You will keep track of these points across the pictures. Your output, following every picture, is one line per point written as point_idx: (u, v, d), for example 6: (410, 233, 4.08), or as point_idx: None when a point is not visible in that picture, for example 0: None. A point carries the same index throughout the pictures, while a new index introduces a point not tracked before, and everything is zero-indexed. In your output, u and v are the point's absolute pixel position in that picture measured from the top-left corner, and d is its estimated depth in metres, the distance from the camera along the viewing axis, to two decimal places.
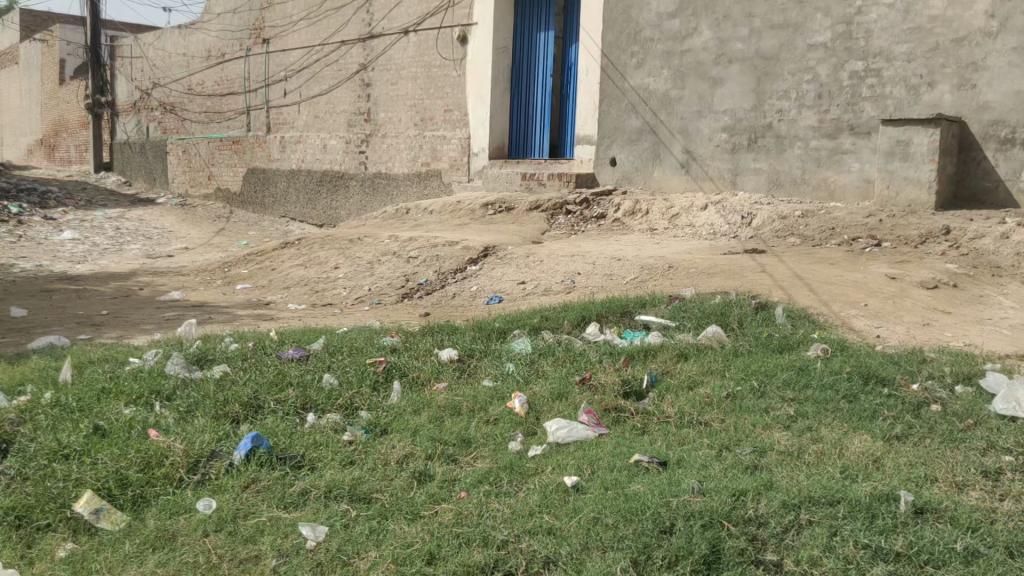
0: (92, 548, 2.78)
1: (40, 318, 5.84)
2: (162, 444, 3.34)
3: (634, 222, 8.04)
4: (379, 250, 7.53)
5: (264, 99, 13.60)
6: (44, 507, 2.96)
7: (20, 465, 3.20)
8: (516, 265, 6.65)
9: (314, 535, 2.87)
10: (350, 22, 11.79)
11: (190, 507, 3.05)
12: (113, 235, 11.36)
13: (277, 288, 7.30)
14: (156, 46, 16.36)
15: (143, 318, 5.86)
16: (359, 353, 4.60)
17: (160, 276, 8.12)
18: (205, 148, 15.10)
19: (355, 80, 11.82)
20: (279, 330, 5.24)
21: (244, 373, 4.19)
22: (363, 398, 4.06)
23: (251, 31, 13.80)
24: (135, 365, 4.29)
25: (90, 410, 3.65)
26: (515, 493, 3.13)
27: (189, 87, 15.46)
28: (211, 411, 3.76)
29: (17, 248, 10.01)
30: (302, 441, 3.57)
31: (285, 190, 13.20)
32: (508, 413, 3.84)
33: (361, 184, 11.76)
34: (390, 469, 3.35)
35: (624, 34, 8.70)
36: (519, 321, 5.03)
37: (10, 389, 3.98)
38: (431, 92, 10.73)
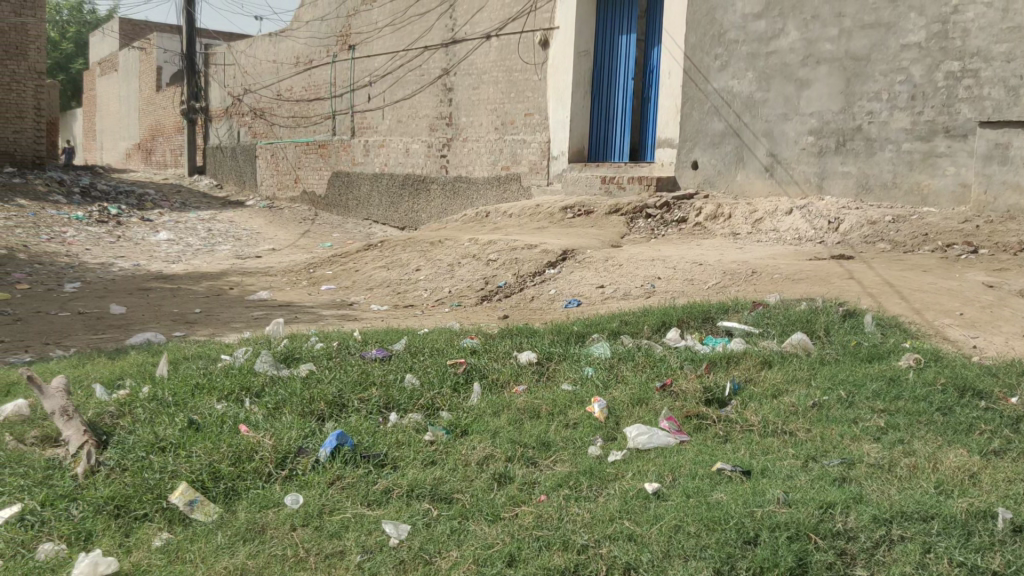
0: (186, 539, 2.87)
1: (137, 316, 6.10)
2: (252, 439, 3.44)
3: (715, 227, 7.93)
4: (459, 253, 7.61)
5: (349, 104, 13.91)
6: (141, 497, 3.06)
7: (119, 456, 3.31)
8: (595, 269, 6.64)
9: (397, 533, 2.92)
10: (433, 28, 11.94)
11: (278, 501, 3.14)
12: (205, 236, 11.78)
13: (360, 289, 7.46)
14: (247, 54, 16.90)
15: (232, 317, 6.06)
16: (439, 354, 4.67)
17: (249, 276, 8.39)
18: (292, 152, 15.51)
19: (438, 85, 11.98)
20: (362, 331, 5.35)
21: (329, 372, 4.29)
22: (444, 399, 4.12)
23: (337, 38, 14.12)
24: (226, 362, 4.44)
25: (185, 405, 3.80)
26: (595, 497, 3.12)
27: (278, 93, 15.91)
28: (298, 409, 3.87)
29: (116, 247, 10.47)
30: (385, 440, 3.64)
31: (368, 193, 13.46)
32: (588, 418, 3.84)
33: (441, 187, 11.92)
34: (470, 469, 3.39)
35: (708, 36, 8.60)
36: (598, 325, 5.02)
37: (111, 383, 4.16)
38: (512, 95, 10.79)
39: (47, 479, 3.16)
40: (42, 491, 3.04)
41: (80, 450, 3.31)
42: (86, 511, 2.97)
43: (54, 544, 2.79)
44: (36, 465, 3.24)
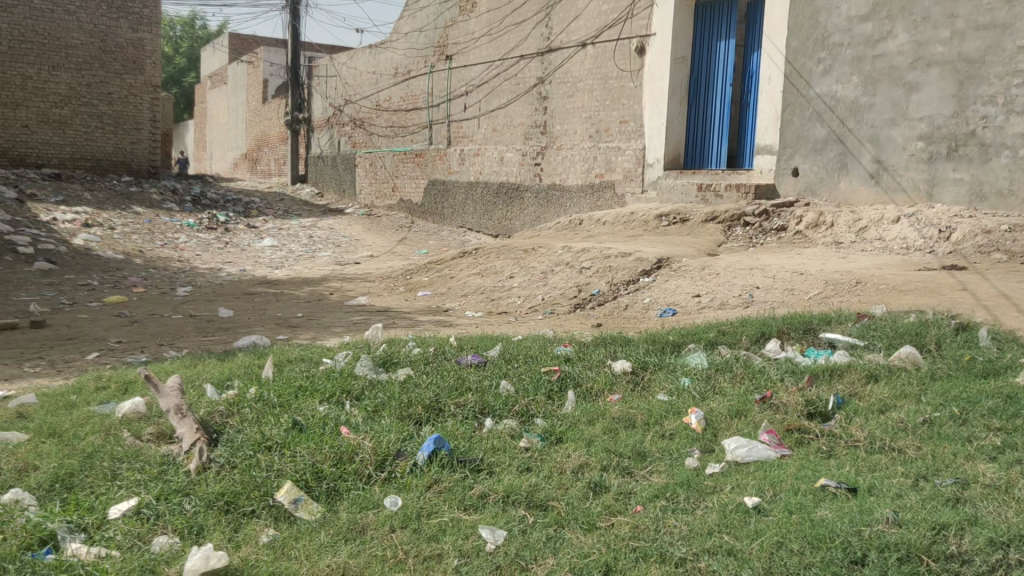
0: (291, 536, 2.96)
1: (244, 319, 6.34)
2: (352, 441, 3.54)
3: (817, 235, 7.71)
4: (552, 261, 7.63)
5: (446, 114, 14.14)
6: (249, 494, 3.17)
7: (229, 453, 3.43)
8: (691, 277, 6.55)
9: (494, 538, 2.95)
10: (529, 37, 12.03)
11: (378, 503, 3.22)
12: (307, 243, 12.16)
13: (454, 296, 7.56)
14: (348, 65, 17.37)
15: (333, 321, 6.24)
16: (533, 361, 4.69)
17: (349, 282, 8.61)
18: (390, 160, 15.86)
19: (533, 93, 12.05)
20: (458, 336, 5.42)
21: (427, 377, 4.37)
22: (538, 406, 4.14)
23: (435, 49, 14.36)
24: (328, 365, 4.56)
25: (289, 406, 3.92)
26: (693, 510, 3.07)
27: (377, 103, 16.29)
28: (396, 412, 3.95)
29: (224, 253, 10.91)
30: (481, 445, 3.69)
31: (463, 201, 13.63)
32: (685, 429, 3.79)
33: (535, 195, 11.98)
34: (566, 478, 3.39)
35: (811, 40, 8.39)
36: (694, 334, 4.95)
37: (220, 383, 4.33)
38: (607, 103, 10.77)
39: (162, 474, 3.28)
40: (158, 485, 3.16)
41: (193, 447, 3.44)
42: (198, 506, 3.07)
43: (168, 537, 2.88)
44: (152, 460, 3.36)
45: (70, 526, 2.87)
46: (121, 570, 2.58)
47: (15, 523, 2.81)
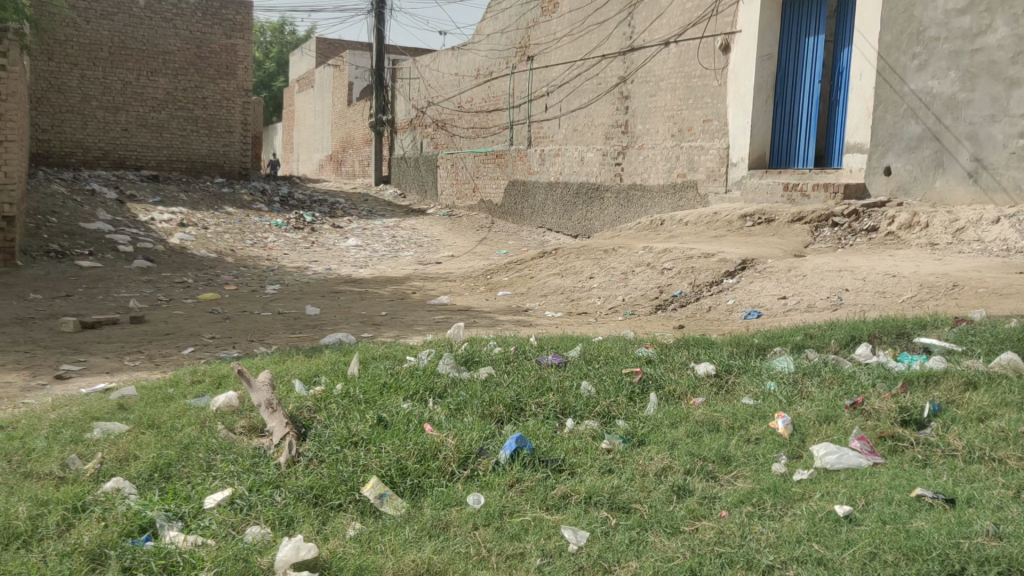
0: (377, 531, 3.02)
1: (330, 317, 6.49)
2: (436, 438, 3.58)
3: (910, 236, 7.44)
4: (633, 261, 7.57)
5: (527, 114, 14.19)
6: (337, 488, 3.24)
7: (316, 448, 3.51)
8: (776, 279, 6.41)
9: (576, 539, 2.95)
10: (611, 36, 11.96)
11: (461, 500, 3.26)
12: (390, 243, 12.37)
13: (535, 296, 7.58)
14: (430, 67, 17.60)
15: (416, 320, 6.33)
16: (614, 362, 4.67)
17: (431, 282, 8.72)
18: (471, 161, 15.99)
19: (614, 93, 12.00)
20: (539, 336, 5.44)
21: (508, 376, 4.39)
22: (620, 407, 4.12)
23: (517, 50, 14.42)
24: (412, 363, 4.64)
25: (374, 403, 4.00)
26: (781, 517, 3.01)
27: (459, 104, 16.45)
28: (479, 410, 3.98)
29: (310, 252, 11.19)
30: (562, 445, 3.69)
31: (543, 202, 13.65)
32: (771, 434, 3.71)
33: (616, 195, 11.92)
34: (648, 480, 3.37)
35: (906, 34, 8.11)
36: (781, 337, 4.85)
37: (308, 378, 4.44)
38: (690, 102, 10.63)
39: (255, 466, 3.37)
40: (250, 476, 3.25)
41: (283, 441, 3.54)
42: (288, 499, 3.15)
43: (260, 527, 2.96)
44: (245, 452, 3.46)
45: (167, 514, 2.96)
46: (217, 557, 2.65)
47: (116, 510, 2.92)
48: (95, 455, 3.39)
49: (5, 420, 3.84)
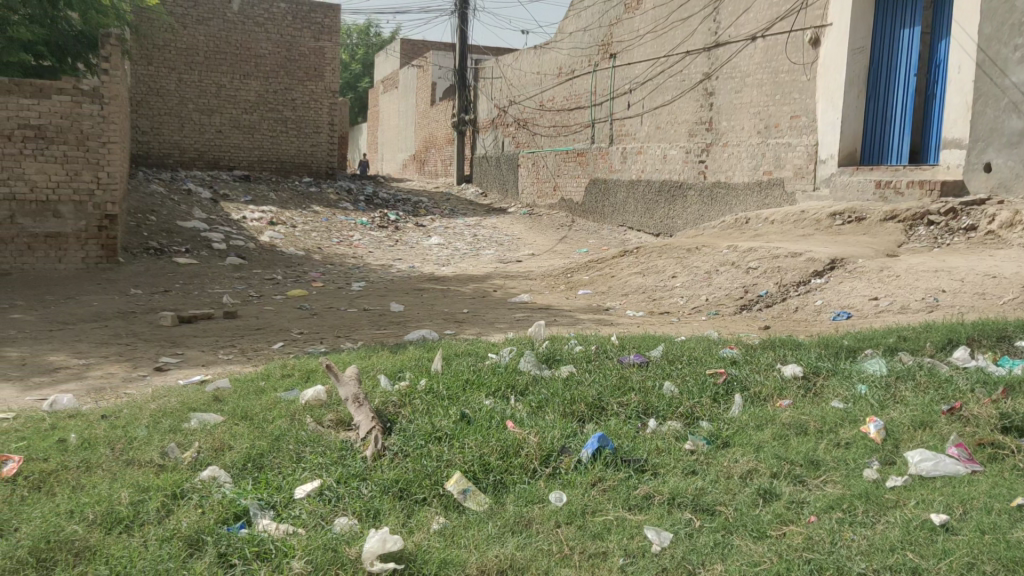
0: (461, 525, 3.05)
1: (414, 314, 6.59)
2: (518, 435, 3.61)
3: (1012, 235, 7.11)
4: (717, 260, 7.45)
5: (609, 112, 14.11)
6: (421, 483, 3.29)
7: (401, 443, 3.56)
8: (868, 279, 6.22)
9: (659, 540, 2.92)
10: (695, 32, 11.80)
11: (543, 498, 3.26)
12: (472, 241, 12.48)
13: (616, 295, 7.54)
14: (513, 66, 17.67)
15: (498, 317, 6.37)
16: (698, 362, 4.61)
17: (512, 280, 8.77)
18: (553, 160, 16.00)
19: (698, 90, 11.83)
20: (621, 335, 5.41)
21: (590, 375, 4.38)
22: (704, 409, 4.06)
23: (599, 48, 14.35)
24: (494, 360, 4.67)
25: (457, 399, 4.05)
26: (873, 524, 2.92)
27: (541, 103, 16.47)
28: (561, 409, 3.98)
29: (394, 250, 11.39)
30: (645, 445, 3.67)
31: (625, 200, 13.56)
32: (862, 438, 3.60)
33: (699, 193, 11.76)
34: (733, 483, 3.32)
35: (1007, 25, 7.68)
36: (872, 340, 4.72)
37: (393, 374, 4.53)
38: (777, 98, 10.39)
39: (342, 459, 3.45)
40: (338, 469, 3.33)
41: (369, 435, 3.60)
42: (374, 491, 3.21)
43: (348, 519, 3.02)
44: (333, 445, 3.54)
45: (261, 504, 3.06)
46: (308, 547, 2.71)
47: (212, 498, 3.02)
48: (192, 445, 3.51)
49: (109, 410, 4.02)
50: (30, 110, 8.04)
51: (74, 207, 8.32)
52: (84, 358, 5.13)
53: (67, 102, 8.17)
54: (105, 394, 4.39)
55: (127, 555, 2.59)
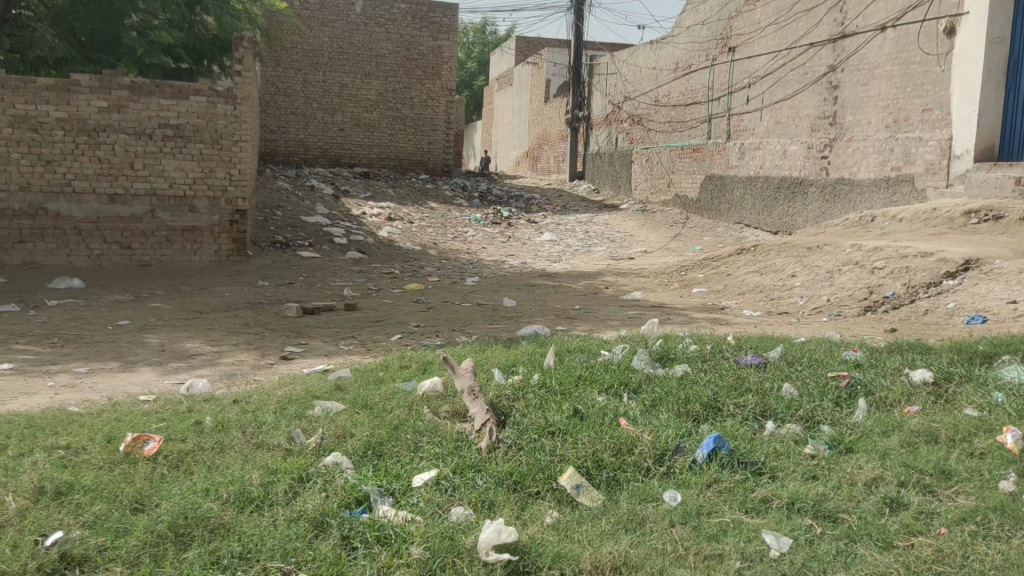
0: (574, 520, 3.05)
1: (527, 309, 6.64)
2: (632, 433, 3.59)
3: None
4: (840, 259, 7.18)
5: (727, 107, 13.80)
6: (536, 476, 3.32)
7: (515, 436, 3.61)
8: (1006, 281, 5.88)
9: (778, 545, 2.86)
10: (820, 23, 11.39)
11: (657, 496, 3.24)
12: (584, 238, 12.46)
13: (732, 293, 7.39)
14: (628, 62, 17.52)
15: (610, 314, 6.35)
16: (819, 365, 4.46)
17: (625, 277, 8.71)
18: (667, 156, 15.77)
19: (823, 83, 11.43)
20: (736, 335, 5.30)
21: (705, 375, 4.30)
22: (825, 412, 3.93)
23: (718, 41, 14.05)
24: (606, 357, 4.66)
25: (570, 395, 4.06)
26: (1009, 539, 2.76)
27: (656, 99, 16.27)
28: (675, 408, 3.93)
29: (507, 246, 11.50)
30: (763, 447, 3.58)
31: (742, 196, 13.24)
32: (999, 449, 3.41)
33: (821, 190, 11.36)
34: (857, 490, 3.20)
35: None
36: (1011, 345, 4.47)
37: (506, 368, 4.58)
38: (908, 90, 9.93)
39: (458, 450, 3.52)
40: (453, 459, 3.39)
41: (483, 427, 3.66)
42: (489, 483, 3.26)
43: (465, 508, 3.07)
44: (449, 436, 3.62)
45: (381, 490, 3.15)
46: (426, 534, 2.77)
47: (335, 482, 3.13)
48: (316, 431, 3.65)
49: (240, 395, 4.23)
50: (170, 110, 8.50)
51: (208, 203, 8.78)
52: (217, 346, 5.41)
53: (203, 102, 8.61)
54: (236, 379, 4.62)
55: (258, 534, 2.72)
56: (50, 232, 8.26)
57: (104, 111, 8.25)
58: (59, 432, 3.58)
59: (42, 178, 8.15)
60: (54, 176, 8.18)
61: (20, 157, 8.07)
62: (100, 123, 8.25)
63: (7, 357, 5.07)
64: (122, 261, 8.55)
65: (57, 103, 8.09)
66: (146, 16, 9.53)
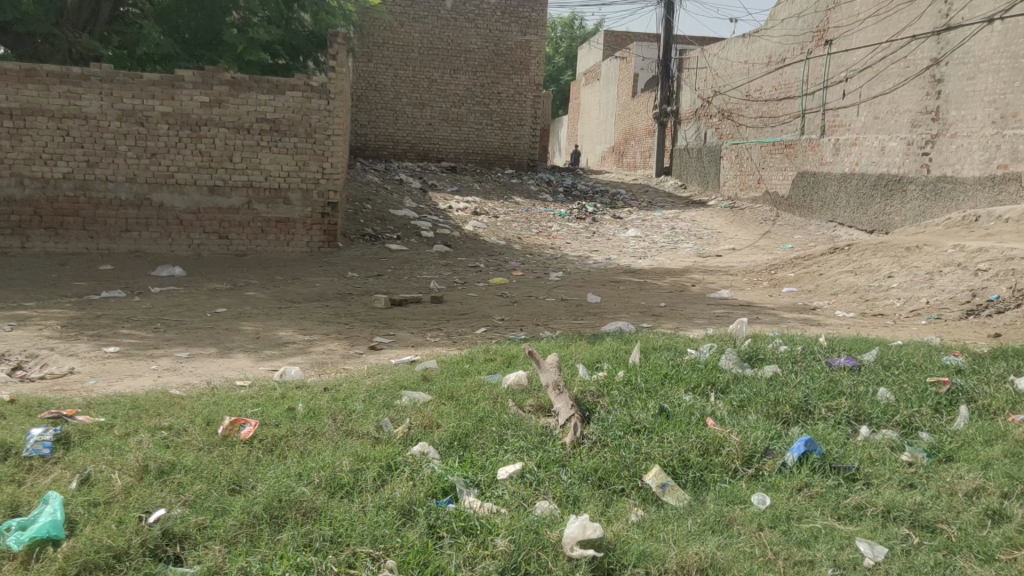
0: (659, 519, 3.02)
1: (611, 305, 6.60)
2: (719, 433, 3.53)
3: None
4: (941, 260, 6.90)
5: (822, 102, 13.42)
6: (620, 474, 3.30)
7: (600, 432, 3.59)
8: None
9: (872, 553, 2.76)
10: (923, 15, 10.95)
11: (745, 499, 3.17)
12: (670, 235, 12.29)
13: (824, 293, 7.19)
14: (720, 56, 17.20)
15: (698, 313, 6.26)
16: (918, 370, 4.31)
17: (712, 275, 8.56)
18: (757, 152, 15.42)
19: (925, 77, 11.00)
20: (829, 336, 5.16)
21: (796, 376, 4.20)
22: (924, 419, 3.78)
23: (814, 34, 13.66)
24: (693, 356, 4.59)
25: (657, 393, 4.02)
26: None
27: (748, 94, 15.94)
28: (764, 409, 3.85)
29: (592, 242, 11.45)
30: (857, 453, 3.48)
31: (836, 194, 12.85)
32: None
33: (920, 188, 10.93)
34: (957, 500, 3.07)
35: None
36: None
37: (591, 363, 4.56)
38: (1017, 85, 9.46)
39: (543, 444, 3.52)
40: (539, 453, 3.40)
41: (568, 422, 3.66)
42: (574, 478, 3.25)
43: (549, 502, 3.07)
44: (533, 430, 3.63)
45: (466, 481, 3.18)
46: (511, 526, 2.78)
47: (422, 471, 3.17)
48: (404, 420, 3.71)
49: (330, 383, 4.34)
50: (268, 105, 8.75)
51: (301, 195, 9.01)
52: (309, 335, 5.56)
53: (299, 97, 8.81)
54: (327, 368, 4.74)
55: (348, 519, 2.77)
56: (154, 222, 8.64)
57: (206, 105, 8.55)
58: (162, 414, 3.73)
59: (147, 171, 8.50)
60: (158, 168, 8.53)
61: (127, 149, 8.43)
62: (202, 118, 8.56)
63: (114, 340, 5.32)
64: (220, 250, 8.88)
65: (162, 98, 8.42)
66: (246, 13, 9.84)
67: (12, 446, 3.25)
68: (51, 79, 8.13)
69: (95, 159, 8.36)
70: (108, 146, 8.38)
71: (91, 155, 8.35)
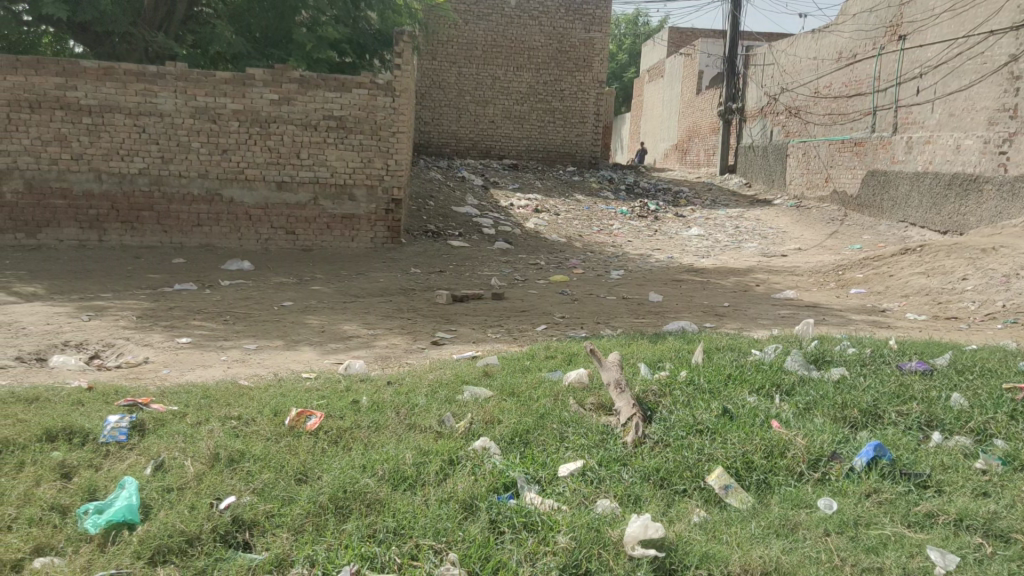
0: (722, 521, 2.98)
1: (674, 304, 6.54)
2: (784, 436, 3.47)
3: None
4: (1019, 263, 6.68)
5: (894, 98, 13.08)
6: (682, 474, 3.27)
7: (662, 432, 3.56)
8: None
9: (944, 562, 2.69)
10: (1002, 9, 10.57)
11: (811, 503, 3.11)
12: (733, 234, 12.12)
13: (894, 295, 7.00)
14: (788, 53, 16.88)
15: (762, 313, 6.17)
16: (993, 375, 4.17)
17: (777, 275, 8.43)
18: (825, 150, 15.09)
19: (1003, 73, 10.62)
20: (898, 339, 5.03)
21: (864, 380, 4.11)
22: (999, 425, 3.65)
23: (887, 29, 13.32)
24: (757, 356, 4.52)
25: (719, 393, 3.97)
26: None
27: (816, 90, 15.63)
28: (830, 412, 3.78)
29: (654, 240, 11.37)
30: (928, 459, 3.38)
31: (908, 193, 12.50)
32: None
33: (997, 188, 10.55)
34: None
35: None
36: None
37: (653, 363, 4.52)
38: None
39: (603, 443, 3.50)
40: (600, 452, 3.39)
41: (629, 421, 3.64)
42: (635, 478, 3.23)
43: (610, 501, 3.05)
44: (594, 427, 3.62)
45: (527, 478, 3.19)
46: (571, 523, 2.78)
47: (483, 467, 3.19)
48: (465, 416, 3.74)
49: (393, 377, 4.39)
50: (334, 102, 8.87)
51: (365, 191, 9.14)
52: (373, 329, 5.63)
53: (364, 95, 8.92)
54: (390, 362, 4.80)
55: (411, 512, 2.80)
56: (224, 217, 8.86)
57: (275, 103, 8.73)
58: (233, 403, 3.83)
59: (218, 167, 8.72)
60: (228, 164, 8.74)
61: (199, 146, 8.65)
62: (271, 115, 8.74)
63: (186, 331, 5.47)
64: (286, 245, 9.06)
65: (233, 95, 8.63)
66: (315, 12, 10.01)
67: (89, 432, 3.37)
68: (127, 77, 8.39)
69: (169, 155, 8.61)
70: (181, 143, 8.62)
71: (165, 151, 8.60)
